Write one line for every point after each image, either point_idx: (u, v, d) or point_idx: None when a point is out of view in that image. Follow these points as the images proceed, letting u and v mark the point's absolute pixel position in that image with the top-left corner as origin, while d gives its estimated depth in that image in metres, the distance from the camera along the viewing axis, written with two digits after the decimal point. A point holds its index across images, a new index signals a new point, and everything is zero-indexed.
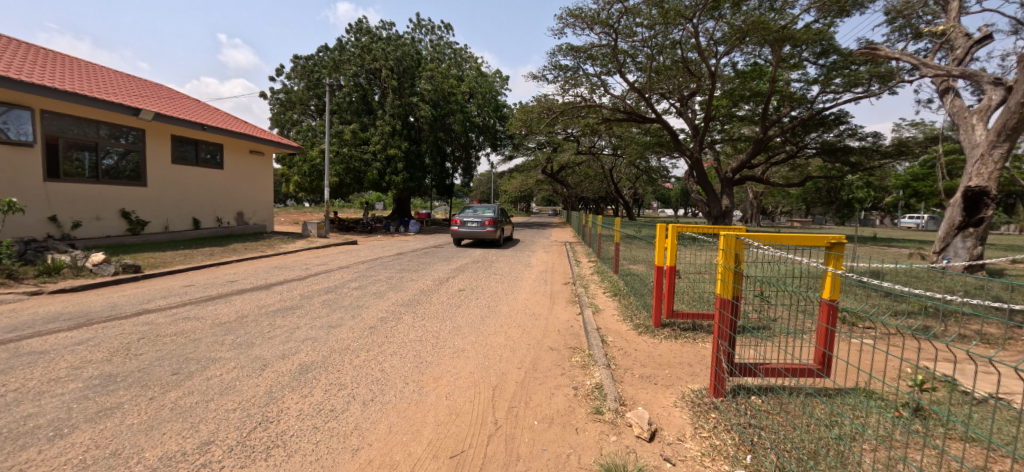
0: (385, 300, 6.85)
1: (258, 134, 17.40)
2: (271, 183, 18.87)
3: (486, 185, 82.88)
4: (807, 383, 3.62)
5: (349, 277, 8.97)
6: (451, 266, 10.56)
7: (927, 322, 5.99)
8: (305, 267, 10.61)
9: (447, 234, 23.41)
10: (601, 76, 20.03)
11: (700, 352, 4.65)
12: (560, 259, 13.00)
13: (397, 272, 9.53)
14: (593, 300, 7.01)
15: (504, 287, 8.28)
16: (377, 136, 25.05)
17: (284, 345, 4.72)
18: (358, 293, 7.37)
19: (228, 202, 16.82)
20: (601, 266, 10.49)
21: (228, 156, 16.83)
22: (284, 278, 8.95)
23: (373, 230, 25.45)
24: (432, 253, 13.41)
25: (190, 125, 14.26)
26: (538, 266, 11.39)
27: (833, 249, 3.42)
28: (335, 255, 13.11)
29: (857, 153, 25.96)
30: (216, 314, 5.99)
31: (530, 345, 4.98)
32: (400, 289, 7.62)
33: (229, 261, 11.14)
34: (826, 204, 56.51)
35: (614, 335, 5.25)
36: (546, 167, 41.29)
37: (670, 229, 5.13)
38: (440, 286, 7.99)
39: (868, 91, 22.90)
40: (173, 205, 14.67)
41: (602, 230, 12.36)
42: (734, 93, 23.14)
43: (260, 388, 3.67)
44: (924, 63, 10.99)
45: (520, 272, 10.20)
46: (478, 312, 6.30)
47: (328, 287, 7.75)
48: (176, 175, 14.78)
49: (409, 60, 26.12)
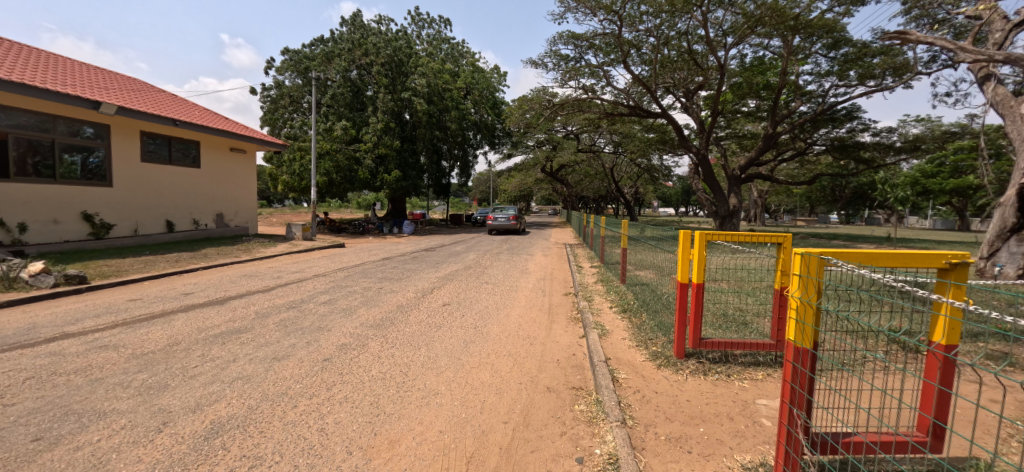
0: (352, 320, 5.79)
1: (238, 131, 16.34)
2: (253, 183, 17.81)
3: (485, 184, 81.91)
4: (903, 459, 2.58)
5: (321, 288, 7.91)
6: (439, 273, 9.50)
7: (1000, 347, 4.95)
8: (277, 275, 9.56)
9: (443, 236, 22.40)
10: (604, 67, 18.99)
11: (739, 396, 3.62)
12: (560, 264, 11.99)
13: (376, 282, 8.46)
14: (598, 319, 5.96)
15: (497, 300, 7.23)
16: (369, 133, 24.09)
17: (204, 390, 3.67)
18: (325, 309, 6.32)
19: (205, 203, 15.78)
20: (606, 272, 9.49)
21: (206, 154, 15.77)
22: (248, 290, 7.92)
23: (364, 231, 24.47)
24: (420, 258, 12.36)
25: (161, 120, 13.22)
26: (536, 272, 10.33)
27: (948, 274, 2.40)
28: (315, 261, 12.05)
29: (869, 148, 24.88)
30: (144, 341, 4.95)
31: (521, 385, 3.94)
32: (374, 305, 6.59)
33: (195, 268, 10.11)
34: (830, 201, 55.55)
35: (627, 369, 4.21)
36: (546, 166, 40.25)
37: (697, 236, 4.09)
38: (422, 300, 6.93)
39: (882, 84, 21.84)
40: (142, 206, 13.61)
41: (606, 232, 11.37)
42: (743, 87, 22.05)
43: (140, 466, 2.64)
44: (961, 48, 9.99)
45: (515, 281, 9.19)
46: (461, 336, 5.25)
47: (291, 302, 6.72)
48: (146, 174, 13.72)
49: (402, 54, 25.08)
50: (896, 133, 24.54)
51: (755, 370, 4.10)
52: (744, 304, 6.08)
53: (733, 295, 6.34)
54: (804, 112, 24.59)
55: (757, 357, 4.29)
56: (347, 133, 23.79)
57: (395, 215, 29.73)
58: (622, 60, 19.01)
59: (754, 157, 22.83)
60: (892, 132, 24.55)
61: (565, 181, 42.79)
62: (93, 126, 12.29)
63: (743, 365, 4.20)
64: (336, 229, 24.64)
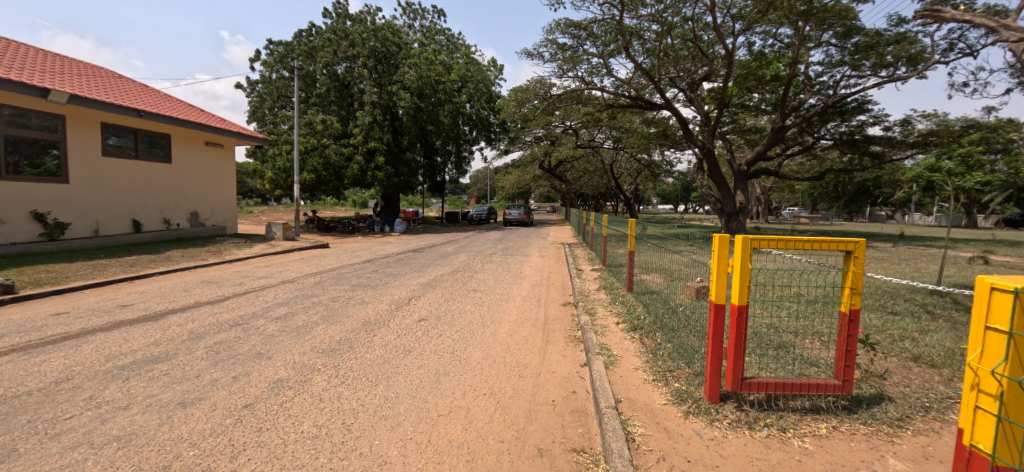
0: (302, 342, 4.74)
1: (214, 123, 15.30)
2: (232, 180, 16.74)
3: (483, 182, 80.88)
4: None
5: (282, 298, 6.88)
6: (422, 279, 8.44)
7: None
8: (240, 281, 8.51)
9: (435, 235, 21.35)
10: (604, 57, 17.93)
11: (803, 468, 2.59)
12: (558, 266, 10.96)
13: (348, 290, 7.41)
14: (603, 340, 4.91)
15: (484, 313, 6.19)
16: (358, 128, 23.05)
17: (55, 461, 2.63)
18: (274, 328, 5.28)
19: (178, 201, 14.71)
20: (609, 277, 8.47)
21: (179, 149, 14.70)
22: (197, 301, 6.87)
23: (354, 230, 23.41)
24: (405, 259, 11.30)
25: (123, 110, 12.18)
26: (532, 276, 9.28)
27: None
28: (290, 264, 11.00)
29: (880, 142, 23.87)
30: (28, 375, 3.91)
31: (502, 445, 2.91)
32: (335, 321, 5.54)
33: (152, 273, 9.08)
34: (834, 197, 54.56)
35: (643, 418, 3.19)
36: (544, 162, 39.16)
37: (737, 241, 3.05)
38: (393, 314, 5.90)
39: (895, 74, 20.81)
40: (105, 205, 12.56)
41: (609, 231, 10.33)
42: (748, 79, 21.07)
43: None
44: (1004, 25, 8.91)
45: (507, 287, 8.14)
46: (432, 365, 4.22)
47: (239, 318, 5.66)
48: (109, 170, 12.65)
49: (391, 45, 23.99)
50: (910, 126, 23.44)
51: (815, 421, 3.06)
52: (776, 319, 5.04)
53: (758, 307, 5.33)
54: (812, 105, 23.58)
55: (815, 401, 3.25)
56: (334, 128, 22.74)
57: (388, 213, 28.68)
58: (622, 49, 18.04)
59: (762, 152, 21.63)
60: (903, 125, 23.57)
61: (564, 178, 41.68)
62: (45, 117, 11.22)
63: (798, 413, 3.16)
64: (324, 229, 23.58)
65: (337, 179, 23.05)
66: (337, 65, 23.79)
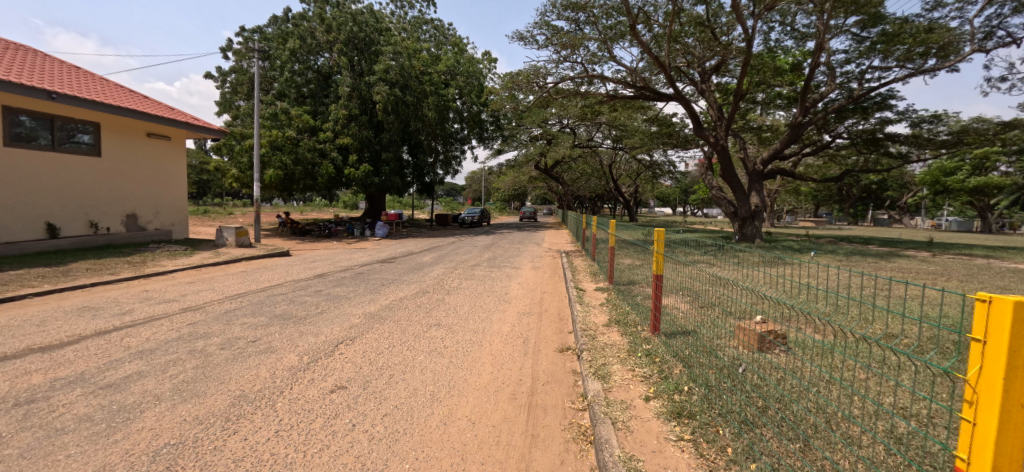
0: (87, 457, 2.65)
1: (155, 111, 13.16)
2: (183, 177, 14.68)
3: (479, 184, 78.86)
4: None
5: (154, 341, 4.76)
6: (372, 306, 6.26)
7: None
8: (127, 309, 6.36)
9: (417, 241, 19.17)
10: (605, 42, 15.89)
11: None
12: (554, 283, 8.89)
13: (258, 327, 5.28)
14: (629, 445, 2.83)
15: (441, 371, 4.10)
16: (333, 122, 21.05)
17: None
18: (76, 413, 3.18)
19: (111, 200, 12.62)
20: (621, 305, 6.37)
21: (110, 140, 12.57)
22: (33, 344, 4.78)
23: (330, 234, 21.23)
24: (365, 274, 9.16)
25: (30, 92, 10.10)
26: (519, 300, 7.15)
27: None
28: (221, 280, 8.84)
29: (904, 141, 21.89)
30: None
31: None
32: (192, 393, 3.45)
33: (24, 296, 6.93)
34: (839, 200, 52.70)
35: None
36: (540, 163, 37.05)
37: None
38: (295, 377, 3.79)
39: (923, 66, 18.77)
40: (8, 204, 10.45)
41: (617, 239, 8.25)
42: (762, 70, 19.11)
43: None
44: None
45: (486, 317, 6.02)
46: None
47: (45, 389, 3.58)
48: (15, 164, 10.57)
49: (371, 32, 21.94)
50: (940, 124, 21.23)
51: None
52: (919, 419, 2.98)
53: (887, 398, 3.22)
54: (831, 100, 21.64)
55: None
56: (305, 121, 20.67)
57: (372, 216, 26.53)
58: (626, 35, 16.10)
59: (779, 149, 19.50)
60: (933, 123, 21.36)
61: (561, 179, 39.63)
62: None
63: None
64: (299, 232, 21.41)
65: (309, 178, 20.86)
66: (313, 55, 21.90)
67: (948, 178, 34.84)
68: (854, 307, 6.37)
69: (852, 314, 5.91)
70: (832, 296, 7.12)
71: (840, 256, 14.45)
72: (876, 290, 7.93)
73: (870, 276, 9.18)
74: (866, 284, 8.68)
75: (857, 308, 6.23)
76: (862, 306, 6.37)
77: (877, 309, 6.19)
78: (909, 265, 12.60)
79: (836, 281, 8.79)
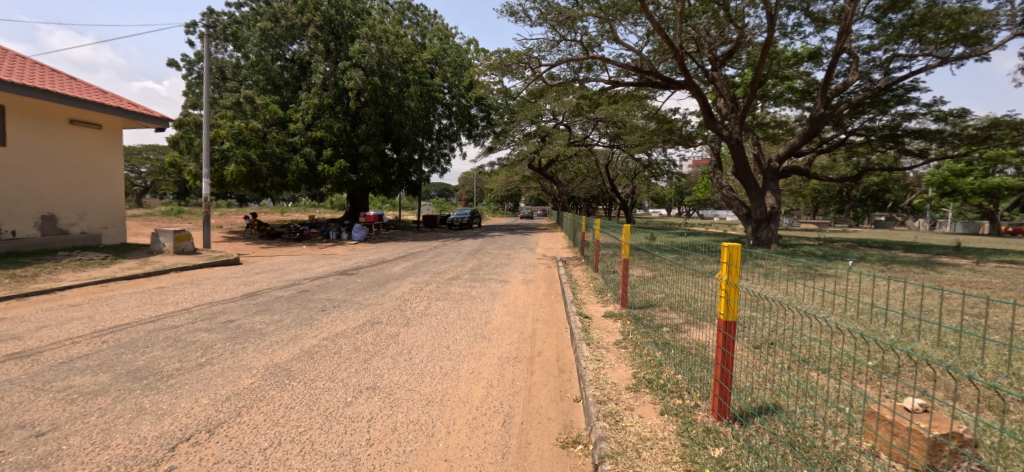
0: None
1: (80, 95, 11.17)
2: (118, 172, 12.70)
3: (472, 184, 76.98)
4: None
5: None
6: (286, 352, 4.26)
7: None
8: None
9: (395, 245, 17.22)
10: (606, 21, 13.89)
11: None
12: (552, 306, 7.00)
13: (80, 397, 3.32)
14: None
15: None
16: (303, 112, 19.07)
17: None
18: None
19: (20, 199, 10.55)
20: (648, 349, 4.46)
21: (20, 127, 10.52)
22: None
23: (300, 238, 19.20)
24: (308, 293, 7.14)
25: None
26: (503, 336, 5.18)
27: None
28: (120, 300, 6.82)
29: (929, 137, 20.04)
30: None
31: None
32: None
33: None
34: (840, 203, 51.29)
35: None
36: (533, 162, 34.97)
37: None
38: None
39: (950, 55, 16.89)
40: None
41: (629, 246, 6.42)
42: (775, 57, 17.27)
43: None
44: None
45: (452, 370, 4.05)
46: None
47: None
48: None
49: (346, 13, 19.89)
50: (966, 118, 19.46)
51: None
52: None
53: None
54: (848, 92, 19.89)
55: None
56: (273, 112, 18.66)
57: (352, 217, 24.47)
58: (632, 13, 14.12)
59: (796, 145, 17.57)
60: (959, 117, 19.60)
61: (556, 179, 37.53)
62: None
63: None
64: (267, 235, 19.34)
65: (278, 175, 18.88)
66: (285, 40, 19.90)
67: (958, 179, 33.13)
68: (974, 352, 4.52)
69: (981, 364, 4.10)
70: (923, 330, 5.26)
71: (879, 265, 12.57)
72: (966, 319, 6.10)
73: (941, 297, 7.35)
74: (944, 310, 6.81)
75: (981, 354, 4.37)
76: (985, 349, 4.55)
77: (1011, 357, 4.33)
78: (964, 276, 10.72)
79: (907, 304, 6.91)
